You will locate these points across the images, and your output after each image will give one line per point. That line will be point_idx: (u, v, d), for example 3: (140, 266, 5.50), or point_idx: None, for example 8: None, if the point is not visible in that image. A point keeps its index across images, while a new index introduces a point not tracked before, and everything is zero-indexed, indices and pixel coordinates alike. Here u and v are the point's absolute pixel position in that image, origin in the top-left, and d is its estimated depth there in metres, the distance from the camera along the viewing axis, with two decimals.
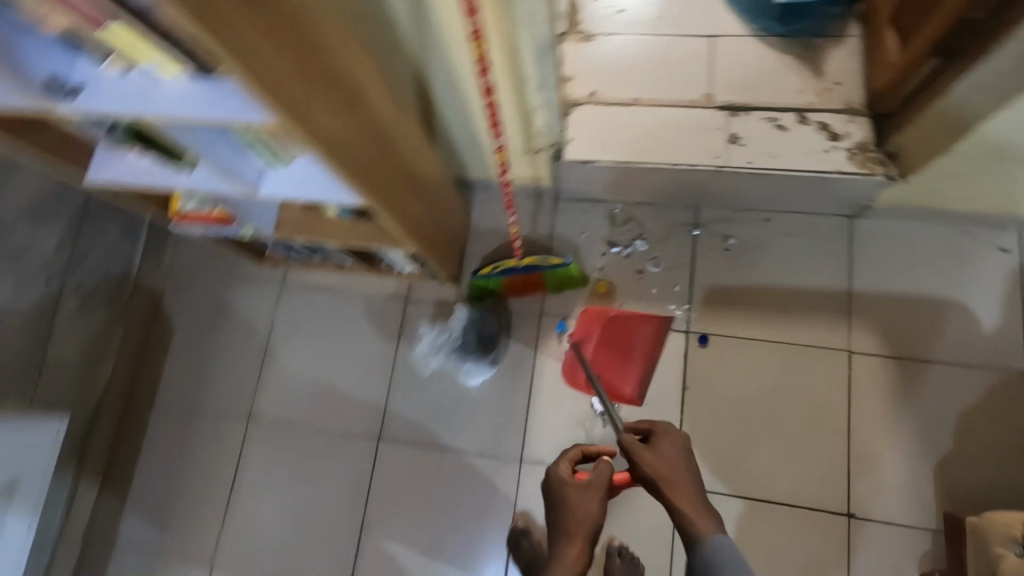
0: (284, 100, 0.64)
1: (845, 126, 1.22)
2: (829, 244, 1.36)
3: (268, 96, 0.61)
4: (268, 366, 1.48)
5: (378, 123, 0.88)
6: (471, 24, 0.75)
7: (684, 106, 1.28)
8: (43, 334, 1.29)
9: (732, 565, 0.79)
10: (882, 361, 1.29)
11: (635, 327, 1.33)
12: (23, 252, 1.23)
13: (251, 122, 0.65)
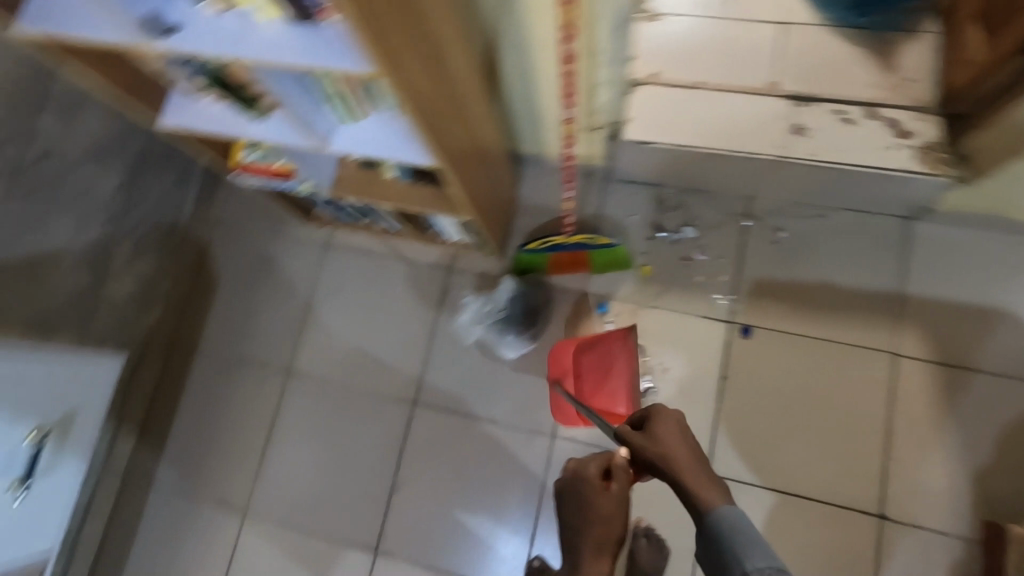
0: (384, 48, 0.64)
1: (914, 123, 1.19)
2: (882, 244, 1.34)
3: (372, 42, 0.62)
4: (309, 324, 1.50)
5: (455, 83, 0.88)
6: None
7: (749, 93, 1.25)
8: (98, 273, 1.32)
9: (734, 531, 0.72)
10: (927, 366, 1.27)
11: (606, 348, 1.27)
12: (85, 192, 1.26)
13: (346, 69, 0.66)
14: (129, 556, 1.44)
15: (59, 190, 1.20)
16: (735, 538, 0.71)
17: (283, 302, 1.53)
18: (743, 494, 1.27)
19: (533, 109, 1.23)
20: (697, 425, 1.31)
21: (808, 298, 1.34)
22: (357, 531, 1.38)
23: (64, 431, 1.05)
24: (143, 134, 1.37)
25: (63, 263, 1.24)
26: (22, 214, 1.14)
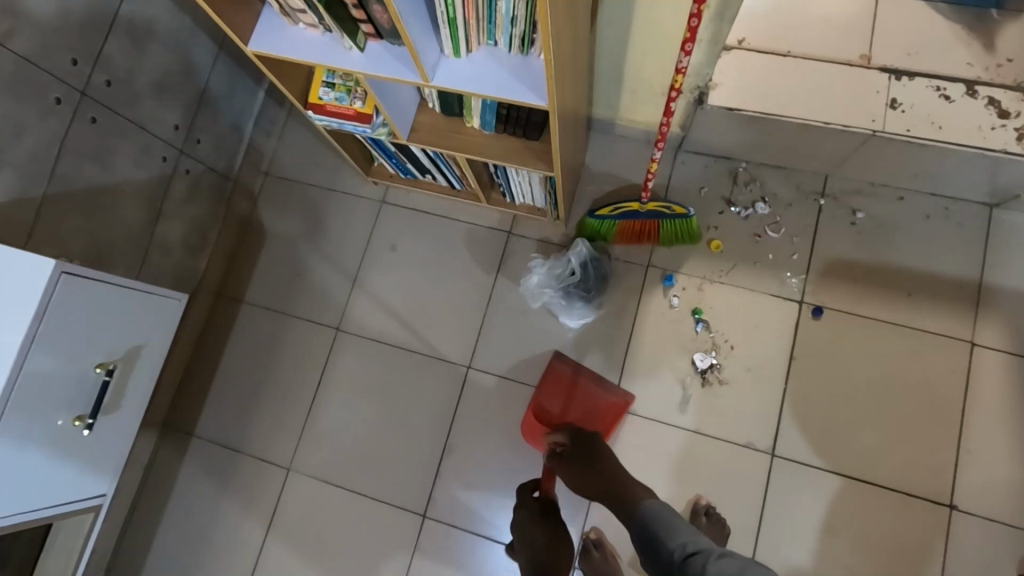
0: None
1: (1016, 104, 1.15)
2: (963, 231, 1.30)
3: None
4: (361, 282, 1.46)
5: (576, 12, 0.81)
6: None
7: (842, 65, 1.21)
8: (155, 211, 1.27)
9: (661, 519, 0.87)
10: (1005, 357, 1.24)
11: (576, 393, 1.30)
12: (149, 123, 1.21)
13: None
14: (166, 508, 1.40)
15: (123, 122, 1.15)
16: (660, 525, 0.86)
17: (335, 259, 1.48)
18: (808, 477, 1.24)
19: (618, 68, 1.18)
20: (764, 404, 1.28)
21: (882, 282, 1.30)
22: (404, 493, 1.34)
23: (127, 369, 1.00)
24: (205, 73, 1.32)
25: (123, 199, 1.19)
26: (87, 142, 1.09)
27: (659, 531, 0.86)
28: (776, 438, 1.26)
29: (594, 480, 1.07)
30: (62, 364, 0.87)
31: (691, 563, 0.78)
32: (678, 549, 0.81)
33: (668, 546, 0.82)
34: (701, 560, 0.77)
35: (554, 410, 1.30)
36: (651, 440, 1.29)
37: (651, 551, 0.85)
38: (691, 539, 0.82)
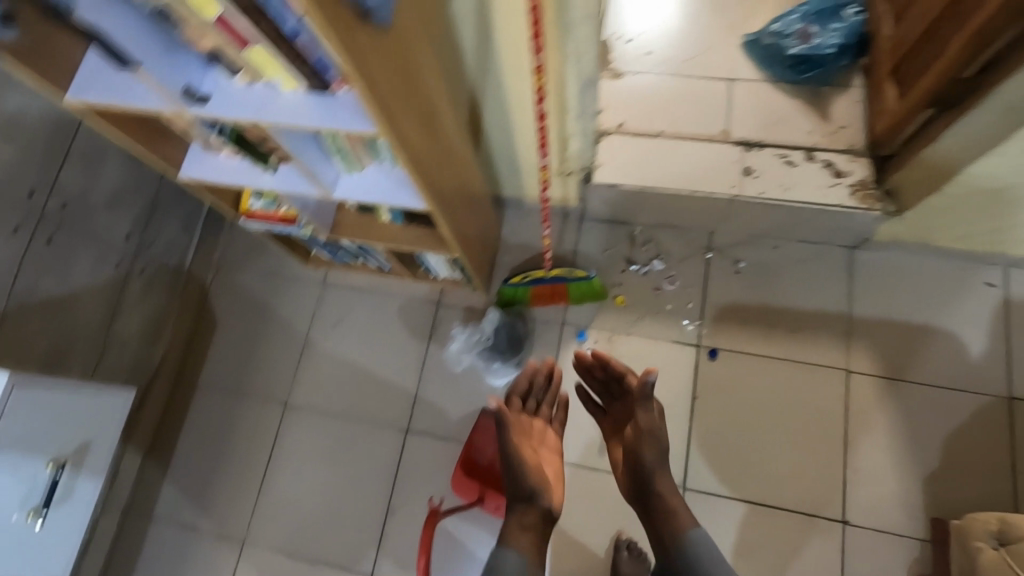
0: (388, 122, 0.77)
1: (849, 165, 1.35)
2: (832, 272, 1.48)
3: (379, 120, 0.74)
4: (306, 358, 1.59)
5: (438, 132, 0.99)
6: (535, 61, 0.88)
7: (703, 142, 1.42)
8: (111, 311, 1.41)
9: (706, 556, 0.99)
10: (877, 381, 1.39)
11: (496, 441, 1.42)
12: (103, 234, 1.36)
13: (358, 130, 0.78)
14: None
15: (79, 236, 1.30)
16: (714, 562, 0.99)
17: (282, 339, 1.61)
18: (716, 505, 1.36)
19: (512, 158, 1.37)
20: (674, 442, 1.41)
21: (767, 322, 1.46)
22: (352, 556, 1.43)
23: (80, 462, 1.11)
24: (154, 183, 1.48)
25: (81, 305, 1.33)
26: (44, 259, 1.23)
27: (705, 569, 0.98)
28: (686, 473, 1.38)
29: (648, 452, 1.07)
30: (37, 441, 1.01)
31: None
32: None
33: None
34: None
35: (518, 381, 1.19)
36: (576, 485, 1.41)
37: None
38: None
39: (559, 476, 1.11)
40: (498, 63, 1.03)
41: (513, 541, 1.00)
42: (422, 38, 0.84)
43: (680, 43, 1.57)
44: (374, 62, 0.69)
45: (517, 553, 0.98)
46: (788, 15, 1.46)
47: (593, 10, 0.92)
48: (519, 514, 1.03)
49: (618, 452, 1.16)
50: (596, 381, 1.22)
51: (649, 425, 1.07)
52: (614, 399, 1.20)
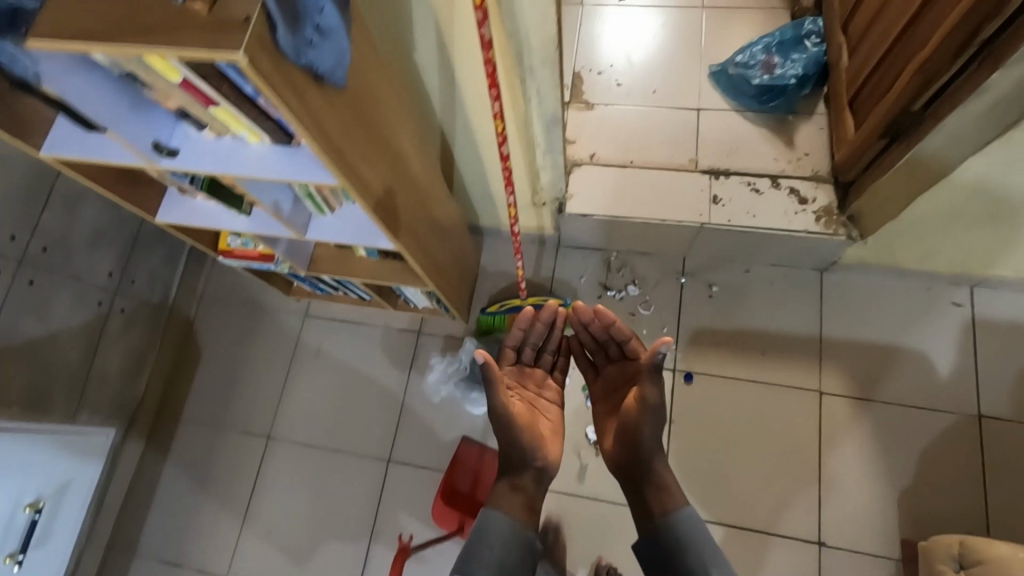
0: (350, 175, 0.80)
1: (813, 192, 1.39)
2: (803, 294, 1.50)
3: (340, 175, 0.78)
4: (289, 389, 1.60)
5: (403, 176, 1.02)
6: (495, 108, 0.91)
7: (672, 171, 1.46)
8: (92, 349, 1.43)
9: (693, 535, 0.98)
10: (849, 401, 1.42)
11: (476, 469, 1.45)
12: (83, 274, 1.38)
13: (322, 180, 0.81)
14: None
15: (60, 277, 1.32)
16: (699, 546, 0.96)
17: (265, 371, 1.63)
18: None
19: (486, 191, 1.41)
20: None
21: (741, 345, 1.49)
22: None
23: (57, 504, 1.13)
24: (135, 221, 1.51)
25: (61, 344, 1.35)
26: (24, 302, 1.26)
27: (691, 547, 0.97)
28: None
29: (646, 431, 1.00)
30: (14, 486, 1.03)
31: None
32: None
33: (698, 562, 0.95)
34: None
35: (514, 328, 1.15)
36: (556, 511, 1.42)
37: (680, 567, 0.96)
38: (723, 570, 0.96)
39: (554, 433, 1.11)
40: (463, 107, 1.07)
41: (502, 503, 1.01)
42: (383, 90, 0.88)
43: (649, 73, 1.61)
44: (331, 123, 0.73)
45: (507, 515, 0.99)
46: (752, 46, 1.52)
47: (549, 56, 0.96)
48: (510, 475, 1.03)
49: (609, 420, 1.11)
50: (592, 338, 1.16)
51: (654, 400, 0.99)
52: (611, 359, 1.15)
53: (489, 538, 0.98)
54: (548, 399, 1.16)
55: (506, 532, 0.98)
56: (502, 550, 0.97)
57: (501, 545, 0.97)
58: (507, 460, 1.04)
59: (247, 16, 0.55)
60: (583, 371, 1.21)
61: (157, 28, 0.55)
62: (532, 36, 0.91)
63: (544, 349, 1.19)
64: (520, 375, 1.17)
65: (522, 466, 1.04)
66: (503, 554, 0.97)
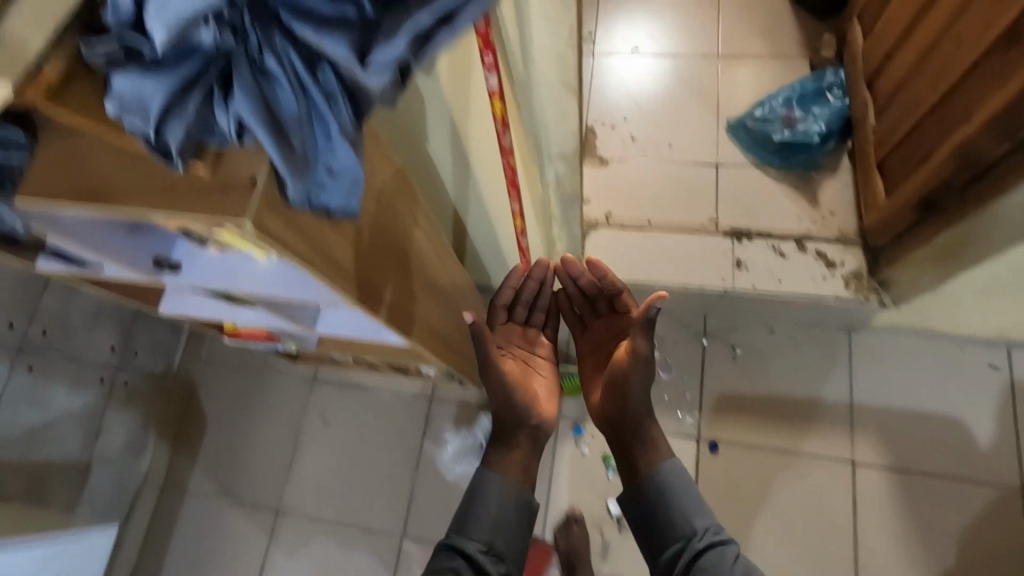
0: (364, 298, 0.75)
1: (840, 255, 1.33)
2: (831, 357, 1.44)
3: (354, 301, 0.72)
4: (296, 461, 1.55)
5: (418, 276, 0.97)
6: None
7: (692, 233, 1.41)
8: (91, 430, 1.38)
9: (681, 487, 0.92)
10: (883, 472, 1.35)
11: None
12: (82, 355, 1.34)
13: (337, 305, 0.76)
14: None
15: (57, 362, 1.28)
16: (682, 497, 0.91)
17: (271, 442, 1.57)
18: None
19: (499, 258, 1.35)
20: None
21: (766, 412, 1.43)
22: None
23: None
24: None
25: (60, 430, 1.31)
26: (22, 393, 1.21)
27: (676, 500, 0.91)
28: None
29: (637, 386, 0.95)
30: None
31: (714, 551, 0.86)
32: (699, 533, 0.88)
33: (684, 516, 0.90)
34: (722, 550, 0.86)
35: (506, 286, 1.07)
36: None
37: (663, 519, 0.91)
38: (712, 524, 0.89)
39: (549, 393, 1.07)
40: (478, 190, 1.02)
41: (499, 467, 0.96)
42: (400, 195, 0.82)
43: (664, 126, 1.55)
44: (342, 251, 0.68)
45: (503, 478, 0.94)
46: (770, 100, 1.47)
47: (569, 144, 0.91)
48: (504, 440, 0.99)
49: (597, 376, 1.06)
50: (581, 293, 1.11)
51: (645, 352, 0.93)
52: (599, 314, 1.10)
53: (483, 501, 0.92)
54: (542, 357, 1.10)
55: (503, 494, 0.93)
56: (496, 509, 0.92)
57: (495, 507, 0.92)
58: (501, 424, 1.00)
59: (253, 175, 0.50)
60: (572, 329, 1.16)
61: (157, 191, 0.50)
62: (552, 129, 0.85)
63: (535, 306, 1.11)
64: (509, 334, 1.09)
65: (515, 429, 1.00)
66: (497, 513, 0.91)
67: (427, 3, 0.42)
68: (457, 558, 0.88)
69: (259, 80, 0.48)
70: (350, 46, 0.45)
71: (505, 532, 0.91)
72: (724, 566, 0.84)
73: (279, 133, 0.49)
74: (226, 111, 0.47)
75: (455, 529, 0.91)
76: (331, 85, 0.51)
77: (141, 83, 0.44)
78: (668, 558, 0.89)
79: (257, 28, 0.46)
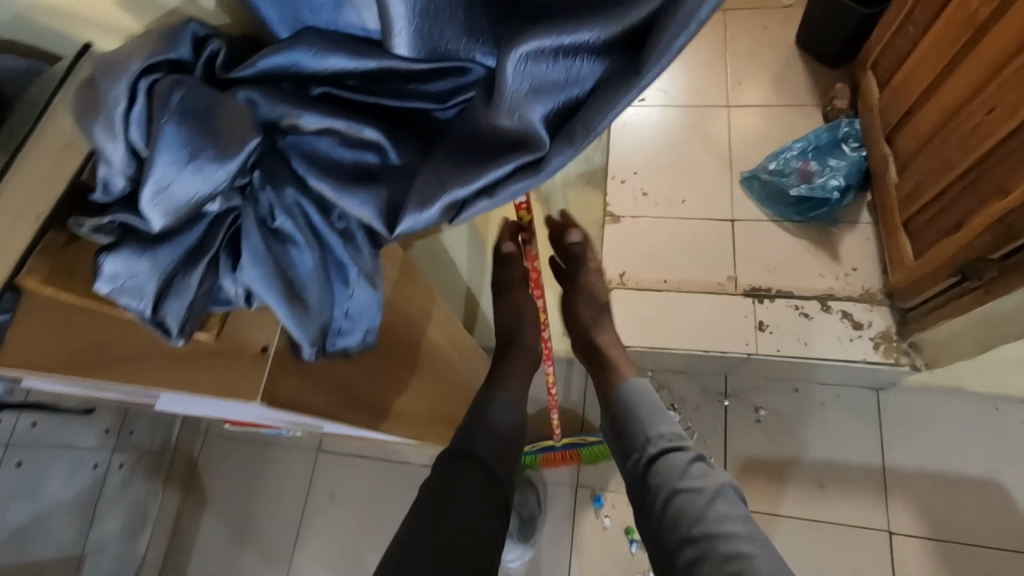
0: (383, 418, 0.71)
1: (867, 315, 1.28)
2: (860, 418, 1.38)
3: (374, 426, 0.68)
4: (301, 539, 1.46)
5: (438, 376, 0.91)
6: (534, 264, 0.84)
7: (711, 293, 1.36)
8: (86, 519, 1.31)
9: (640, 399, 0.82)
10: (924, 542, 1.28)
11: None
12: (75, 441, 1.28)
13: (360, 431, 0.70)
14: None
15: (49, 451, 1.22)
16: (639, 407, 0.81)
17: (274, 519, 1.49)
18: None
19: None
20: None
21: (797, 479, 1.36)
22: None
23: None
24: None
25: (53, 522, 1.24)
26: (12, 489, 1.16)
27: (634, 412, 0.81)
28: None
29: (584, 312, 0.95)
30: None
31: (666, 459, 0.74)
32: (655, 440, 0.77)
33: (638, 424, 0.79)
34: (674, 456, 0.74)
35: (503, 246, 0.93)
36: None
37: (620, 432, 0.81)
38: (669, 432, 0.78)
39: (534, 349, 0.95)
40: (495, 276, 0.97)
41: (500, 381, 0.86)
42: (417, 302, 0.78)
43: (676, 179, 1.51)
44: (360, 381, 0.63)
45: (504, 387, 0.85)
46: (785, 152, 1.43)
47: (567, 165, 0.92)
48: (504, 357, 0.90)
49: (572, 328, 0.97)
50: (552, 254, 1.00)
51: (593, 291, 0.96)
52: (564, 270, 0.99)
53: (488, 409, 0.81)
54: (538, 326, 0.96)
55: (504, 404, 0.82)
56: (502, 427, 0.79)
57: (504, 423, 0.79)
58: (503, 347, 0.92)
59: (264, 343, 0.48)
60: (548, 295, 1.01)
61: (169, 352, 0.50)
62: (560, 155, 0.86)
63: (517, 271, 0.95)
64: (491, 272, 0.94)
65: (518, 347, 0.91)
66: (501, 428, 0.79)
67: (468, 175, 0.37)
68: (469, 468, 0.73)
69: (271, 241, 0.43)
70: (377, 208, 0.41)
71: (511, 457, 0.78)
72: (675, 470, 0.73)
73: (293, 295, 0.44)
74: (234, 279, 0.43)
75: (460, 441, 0.76)
76: (347, 223, 0.46)
77: (136, 266, 0.39)
78: (626, 470, 0.79)
79: (268, 187, 0.42)
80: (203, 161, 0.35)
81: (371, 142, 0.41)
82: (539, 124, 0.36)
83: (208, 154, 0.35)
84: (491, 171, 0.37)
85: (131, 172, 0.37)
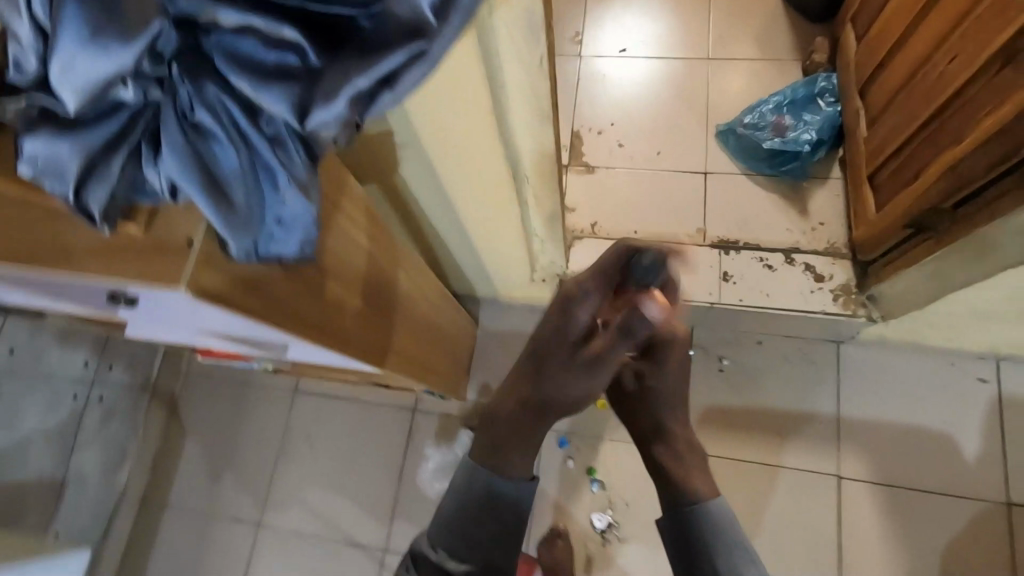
0: (334, 335, 0.73)
1: (829, 268, 1.30)
2: (818, 369, 1.43)
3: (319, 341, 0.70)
4: (279, 473, 1.52)
5: (397, 310, 0.94)
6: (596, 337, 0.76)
7: (680, 243, 1.38)
8: (68, 446, 1.37)
9: (725, 535, 0.85)
10: (869, 486, 1.34)
11: None
12: (52, 372, 1.32)
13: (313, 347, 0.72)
14: None
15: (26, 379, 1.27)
16: (718, 539, 0.85)
17: (252, 454, 1.55)
18: None
19: (482, 274, 1.31)
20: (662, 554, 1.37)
21: (754, 426, 1.41)
22: None
23: None
24: None
25: (33, 447, 1.30)
26: None
27: (716, 547, 0.84)
28: None
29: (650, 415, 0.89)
30: None
31: None
32: None
33: (714, 565, 0.83)
34: None
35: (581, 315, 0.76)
36: None
37: (694, 556, 0.85)
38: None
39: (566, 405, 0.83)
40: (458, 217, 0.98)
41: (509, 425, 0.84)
42: (366, 227, 0.79)
43: (652, 132, 1.51)
44: (302, 297, 0.65)
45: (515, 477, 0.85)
46: (761, 106, 1.43)
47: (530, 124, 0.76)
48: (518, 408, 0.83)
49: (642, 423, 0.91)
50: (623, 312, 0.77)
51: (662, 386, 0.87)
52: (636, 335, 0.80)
53: (488, 511, 0.84)
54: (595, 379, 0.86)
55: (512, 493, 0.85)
56: (496, 529, 0.84)
57: (498, 527, 0.84)
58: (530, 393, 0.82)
59: (189, 236, 0.49)
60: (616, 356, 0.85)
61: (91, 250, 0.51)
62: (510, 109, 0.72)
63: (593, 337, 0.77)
64: (563, 354, 0.78)
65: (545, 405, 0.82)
66: (494, 530, 0.84)
67: (366, 67, 0.40)
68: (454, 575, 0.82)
69: (193, 136, 0.45)
70: (290, 103, 0.42)
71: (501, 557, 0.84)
72: None
73: (216, 190, 0.46)
74: (156, 169, 0.45)
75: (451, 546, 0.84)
76: (276, 128, 0.46)
77: (56, 145, 0.42)
78: None
79: (187, 83, 0.43)
80: (105, 38, 0.35)
81: (292, 42, 0.41)
82: (426, 9, 0.39)
83: (112, 34, 0.35)
84: (385, 62, 0.40)
85: (41, 51, 0.37)
